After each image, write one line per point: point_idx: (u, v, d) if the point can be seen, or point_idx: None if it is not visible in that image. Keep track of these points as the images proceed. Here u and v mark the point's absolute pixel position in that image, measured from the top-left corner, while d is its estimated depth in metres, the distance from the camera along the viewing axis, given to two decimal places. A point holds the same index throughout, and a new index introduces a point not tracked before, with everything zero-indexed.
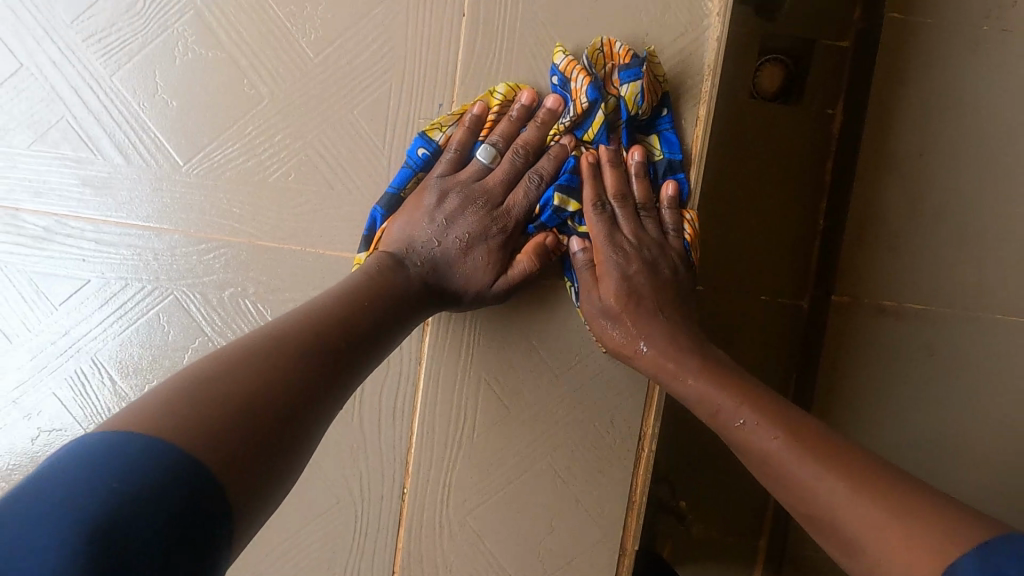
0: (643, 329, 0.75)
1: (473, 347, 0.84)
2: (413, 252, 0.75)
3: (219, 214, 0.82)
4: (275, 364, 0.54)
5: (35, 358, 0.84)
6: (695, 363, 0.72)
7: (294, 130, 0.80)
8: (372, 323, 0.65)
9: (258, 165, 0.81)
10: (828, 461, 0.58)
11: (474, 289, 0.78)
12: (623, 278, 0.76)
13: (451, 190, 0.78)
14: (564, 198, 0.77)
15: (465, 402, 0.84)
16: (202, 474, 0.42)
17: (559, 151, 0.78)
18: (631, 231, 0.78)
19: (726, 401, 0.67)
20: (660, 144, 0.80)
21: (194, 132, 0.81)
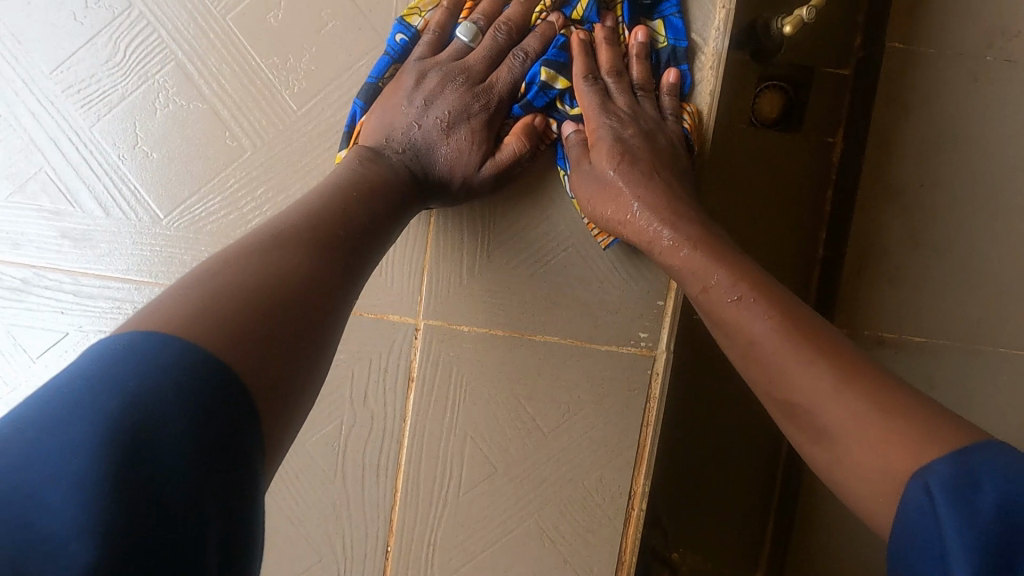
0: (637, 193, 0.70)
1: (458, 402, 0.81)
2: (394, 135, 0.73)
3: (200, 267, 0.80)
4: (283, 257, 0.53)
5: (9, 413, 0.82)
6: (692, 230, 0.67)
7: (276, 182, 0.79)
8: (378, 220, 0.64)
9: (239, 218, 0.79)
10: (827, 352, 0.55)
11: (459, 175, 0.75)
12: (617, 140, 0.72)
13: (430, 71, 0.74)
14: (551, 74, 0.75)
15: (451, 459, 0.82)
16: (227, 370, 0.43)
17: (545, 29, 0.75)
18: (626, 103, 0.75)
19: (724, 275, 0.62)
20: (664, 30, 0.77)
21: (175, 184, 0.79)
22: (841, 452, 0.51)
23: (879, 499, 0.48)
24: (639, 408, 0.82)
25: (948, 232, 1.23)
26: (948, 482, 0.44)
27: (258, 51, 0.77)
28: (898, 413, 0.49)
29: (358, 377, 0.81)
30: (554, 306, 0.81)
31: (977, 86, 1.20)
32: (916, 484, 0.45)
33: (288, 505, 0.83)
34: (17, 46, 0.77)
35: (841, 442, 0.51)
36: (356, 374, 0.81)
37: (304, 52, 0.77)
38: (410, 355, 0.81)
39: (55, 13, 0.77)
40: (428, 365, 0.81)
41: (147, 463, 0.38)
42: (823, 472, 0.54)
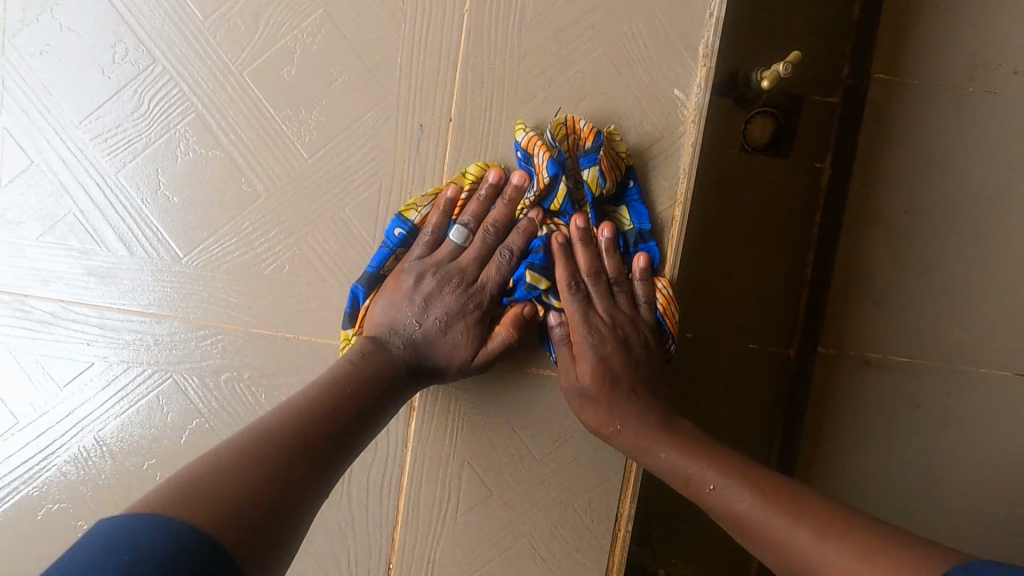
0: (619, 412, 0.79)
1: (456, 430, 0.87)
2: (394, 333, 0.79)
3: (216, 303, 0.86)
4: (279, 444, 0.59)
5: (39, 436, 0.88)
6: (663, 435, 0.77)
7: (288, 225, 0.85)
8: (366, 417, 0.70)
9: (254, 257, 0.86)
10: (796, 513, 0.63)
11: (455, 363, 0.82)
12: (599, 361, 0.79)
13: (427, 272, 0.80)
14: (537, 275, 0.80)
15: (449, 483, 0.88)
16: (217, 550, 0.47)
17: (527, 225, 0.80)
18: (604, 308, 0.80)
19: (698, 469, 0.72)
20: (629, 214, 0.83)
21: (194, 226, 0.85)
22: None
23: None
24: None
25: (928, 258, 1.27)
26: None
27: (273, 103, 0.83)
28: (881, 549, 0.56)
29: None
30: (546, 342, 0.86)
31: (959, 118, 1.24)
32: None
33: None
34: (48, 97, 0.83)
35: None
36: None
37: (315, 106, 0.83)
38: None
39: (83, 68, 0.83)
40: (429, 395, 0.87)
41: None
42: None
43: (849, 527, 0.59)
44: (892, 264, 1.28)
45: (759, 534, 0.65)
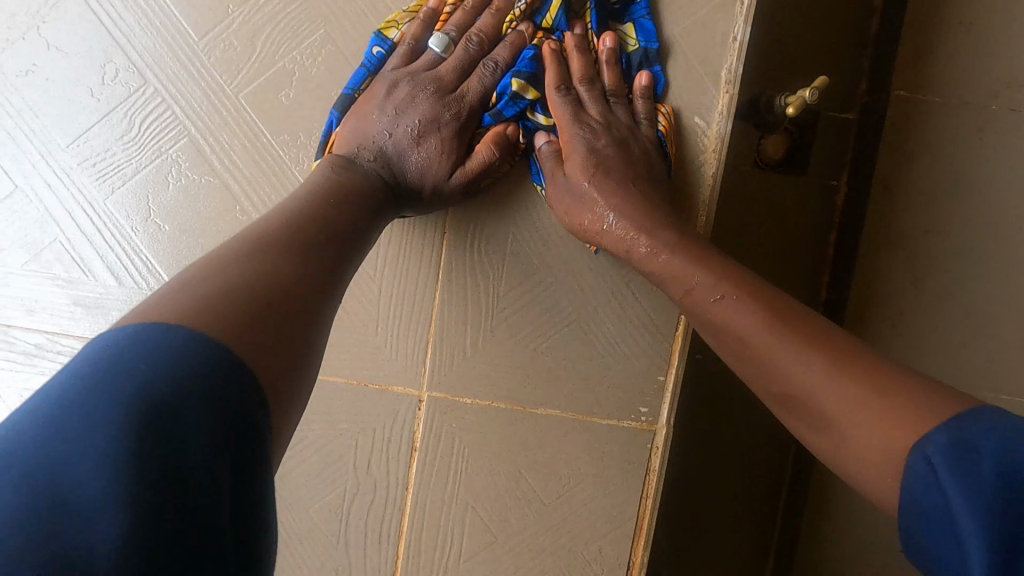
0: (610, 203, 0.72)
1: (459, 472, 0.83)
2: (365, 148, 0.74)
3: None
4: (262, 259, 0.54)
5: None
6: (670, 236, 0.69)
7: None
8: (355, 227, 0.65)
9: None
10: (812, 337, 0.58)
11: (429, 182, 0.75)
12: (590, 151, 0.74)
13: (401, 81, 0.75)
14: (523, 83, 0.75)
15: (452, 527, 0.83)
16: (227, 361, 0.45)
17: (516, 38, 0.76)
18: (599, 113, 0.76)
19: (703, 278, 0.66)
20: (635, 32, 0.78)
21: (186, 255, 0.81)
22: (841, 436, 0.53)
23: (874, 465, 0.50)
24: (639, 479, 0.82)
25: (950, 280, 1.20)
26: (947, 450, 0.45)
27: (270, 129, 0.79)
28: (892, 391, 0.51)
29: (362, 447, 0.82)
30: (556, 381, 0.82)
31: (982, 137, 1.16)
32: (916, 456, 0.47)
33: (293, 570, 0.84)
34: (34, 120, 0.79)
35: (833, 418, 0.53)
36: (360, 444, 0.82)
37: (313, 131, 0.79)
38: (414, 425, 0.82)
39: (71, 89, 0.79)
40: (432, 436, 0.82)
41: (166, 441, 0.40)
42: (818, 450, 0.56)
43: (868, 364, 0.54)
44: (911, 286, 1.22)
45: (764, 362, 0.59)
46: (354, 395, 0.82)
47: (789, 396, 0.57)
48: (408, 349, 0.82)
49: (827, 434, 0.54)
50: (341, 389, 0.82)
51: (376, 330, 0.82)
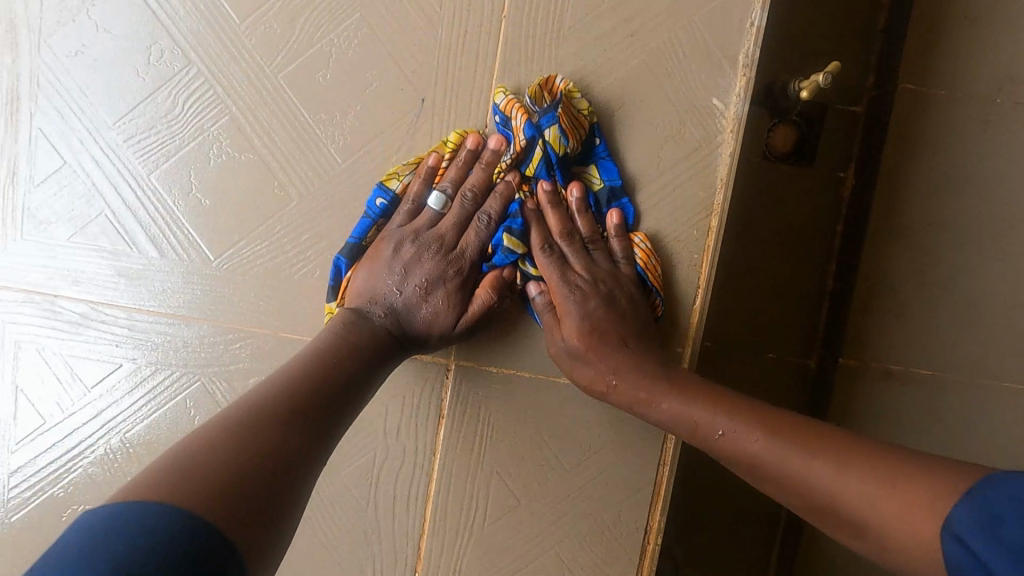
0: (612, 366, 0.76)
1: (485, 439, 0.86)
2: (375, 303, 0.79)
3: (244, 308, 0.86)
4: (261, 425, 0.58)
5: (67, 437, 0.88)
6: (665, 385, 0.74)
7: (321, 230, 0.84)
8: (348, 386, 0.69)
9: (285, 261, 0.85)
10: (810, 448, 0.62)
11: (437, 330, 0.80)
12: (583, 316, 0.77)
13: (406, 239, 0.80)
14: (514, 241, 0.79)
15: (477, 492, 0.87)
16: (208, 523, 0.47)
17: (504, 188, 0.81)
18: (582, 267, 0.80)
19: (704, 413, 0.70)
20: (599, 172, 0.82)
21: (226, 228, 0.85)
22: (879, 531, 0.56)
23: (916, 552, 0.53)
24: (657, 446, 0.86)
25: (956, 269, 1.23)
26: (974, 525, 0.49)
27: (307, 107, 0.83)
28: (902, 476, 0.55)
29: (391, 414, 0.86)
30: None
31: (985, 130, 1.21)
32: (947, 537, 0.50)
33: (324, 532, 0.88)
34: (82, 98, 0.83)
35: (864, 516, 0.57)
36: (389, 410, 0.86)
37: (347, 111, 0.83)
38: (441, 393, 0.86)
39: (118, 70, 0.83)
40: (458, 404, 0.86)
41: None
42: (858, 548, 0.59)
43: (865, 462, 0.58)
44: (913, 276, 1.25)
45: (774, 477, 0.64)
46: None
47: (813, 504, 0.61)
48: None
49: (865, 535, 0.57)
50: None
51: None
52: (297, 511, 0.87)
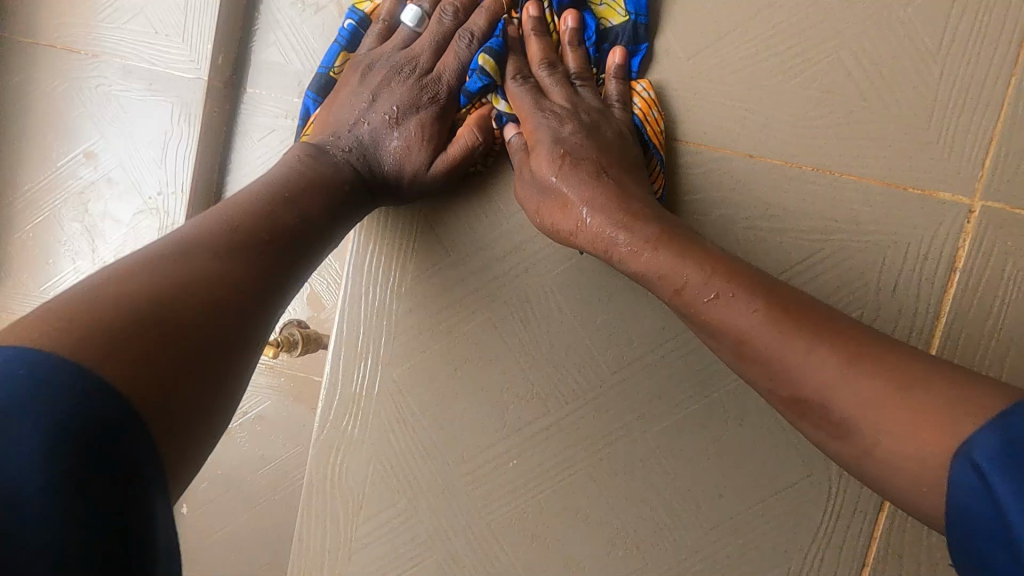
0: (585, 195, 0.63)
1: (1008, 302, 0.68)
2: (337, 140, 0.71)
3: (715, 126, 0.71)
4: (194, 275, 0.50)
5: (477, 276, 0.75)
6: (652, 230, 0.58)
7: (825, 28, 0.68)
8: (290, 243, 0.60)
9: (775, 65, 0.69)
10: (823, 333, 0.49)
11: (408, 175, 0.72)
12: (556, 140, 0.66)
13: (376, 62, 0.74)
14: (490, 62, 0.70)
15: (989, 370, 0.69)
16: (109, 385, 0.40)
17: (493, 4, 0.73)
18: (563, 98, 0.69)
19: (696, 273, 0.55)
20: (623, 2, 0.71)
21: (703, 25, 0.71)
22: (869, 440, 0.45)
23: (913, 472, 0.42)
24: None
25: None
26: (994, 451, 0.38)
27: None
28: (919, 385, 0.44)
29: (890, 264, 0.69)
30: None
31: None
32: (961, 463, 0.40)
33: None
34: None
35: (858, 426, 0.45)
36: (887, 259, 0.69)
37: None
38: (958, 241, 0.68)
39: None
40: (980, 255, 0.68)
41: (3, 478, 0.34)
42: (833, 453, 0.48)
43: (909, 368, 0.45)
44: None
45: (764, 361, 0.50)
46: (881, 199, 0.69)
47: (798, 395, 0.49)
48: (959, 151, 0.68)
49: (847, 439, 0.46)
50: (875, 194, 0.69)
51: (926, 124, 0.68)
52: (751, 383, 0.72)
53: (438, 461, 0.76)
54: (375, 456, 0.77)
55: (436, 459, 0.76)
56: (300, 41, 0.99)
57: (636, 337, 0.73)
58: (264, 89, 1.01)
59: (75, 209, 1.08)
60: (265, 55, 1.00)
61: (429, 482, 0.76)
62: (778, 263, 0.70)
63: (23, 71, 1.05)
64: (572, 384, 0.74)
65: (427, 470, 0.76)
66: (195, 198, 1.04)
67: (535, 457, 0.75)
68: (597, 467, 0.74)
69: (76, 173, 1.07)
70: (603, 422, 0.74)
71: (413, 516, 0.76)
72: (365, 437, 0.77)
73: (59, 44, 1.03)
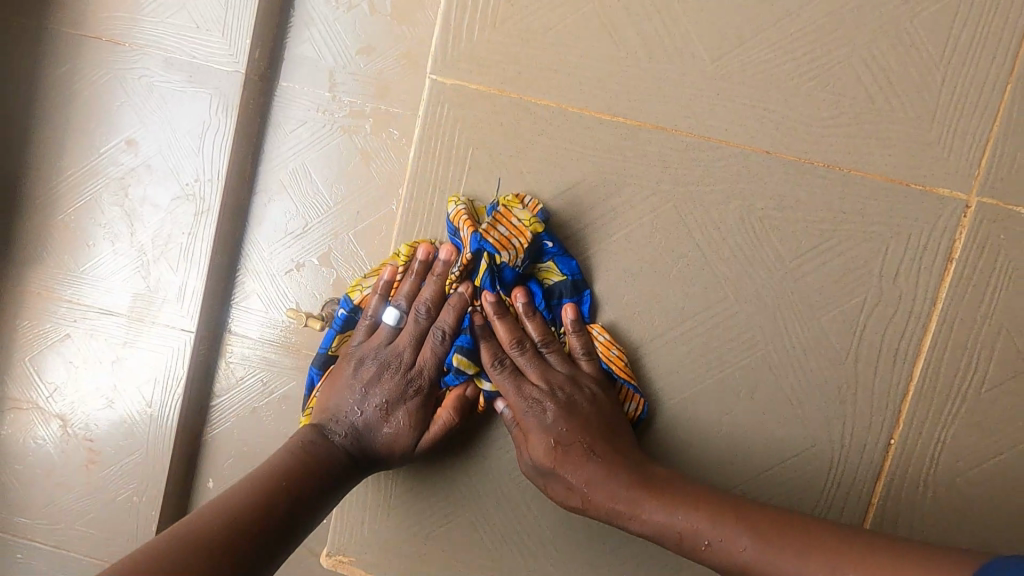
0: (583, 480, 0.72)
1: (997, 291, 0.75)
2: (336, 423, 0.78)
3: (736, 124, 0.77)
4: (229, 537, 0.59)
5: None
6: (644, 493, 0.69)
7: (840, 36, 0.75)
8: (308, 498, 0.69)
9: (792, 69, 0.76)
10: (796, 555, 0.61)
11: (399, 449, 0.79)
12: (546, 432, 0.73)
13: (367, 355, 0.79)
14: (464, 360, 0.77)
15: (978, 352, 0.76)
16: None
17: (458, 300, 0.76)
18: (538, 376, 0.75)
19: (688, 521, 0.66)
20: (559, 268, 0.78)
21: (730, 28, 0.76)
22: None
23: None
24: None
25: None
26: None
27: None
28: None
29: (892, 254, 0.76)
30: None
31: None
32: None
33: (789, 385, 0.78)
34: None
35: None
36: (890, 249, 0.76)
37: None
38: (955, 233, 0.75)
39: None
40: (975, 247, 0.75)
41: None
42: None
43: (870, 559, 0.58)
44: None
45: None
46: (885, 195, 0.75)
47: None
48: (958, 151, 0.74)
49: None
50: (880, 188, 0.75)
51: (929, 126, 0.74)
52: (765, 362, 0.78)
53: (471, 429, 0.83)
54: None
55: (471, 426, 0.83)
56: (333, 38, 1.07)
57: (660, 316, 0.79)
58: (296, 83, 1.08)
59: (115, 194, 1.10)
60: (299, 51, 1.08)
61: (465, 447, 0.83)
62: (789, 250, 0.77)
63: (72, 60, 1.09)
64: None
65: (459, 437, 0.83)
66: (229, 184, 1.07)
67: None
68: None
69: (118, 160, 1.09)
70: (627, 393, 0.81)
71: (448, 478, 0.83)
72: None
73: (104, 37, 1.08)
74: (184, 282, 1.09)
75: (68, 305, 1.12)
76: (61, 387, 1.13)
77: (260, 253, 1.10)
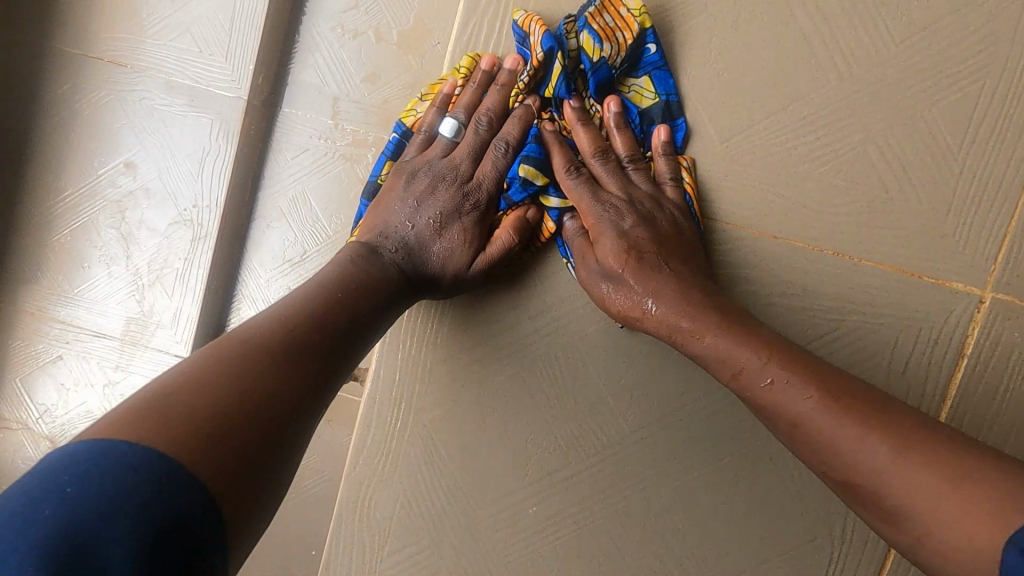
0: (649, 289, 0.67)
1: (1012, 388, 0.72)
2: (386, 239, 0.73)
3: (745, 205, 0.74)
4: (255, 368, 0.52)
5: (510, 333, 0.79)
6: (712, 319, 0.63)
7: (856, 120, 0.72)
8: (347, 329, 0.63)
9: (805, 152, 0.73)
10: (870, 422, 0.52)
11: (451, 270, 0.74)
12: (619, 235, 0.69)
13: (420, 170, 0.76)
14: (531, 169, 0.73)
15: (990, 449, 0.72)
16: (180, 467, 0.42)
17: (523, 112, 0.75)
18: (618, 187, 0.72)
19: (752, 359, 0.59)
20: (652, 86, 0.74)
21: (742, 108, 0.74)
22: (922, 529, 0.47)
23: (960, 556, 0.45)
24: None
25: None
26: None
27: None
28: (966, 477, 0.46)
29: (902, 346, 0.73)
30: None
31: None
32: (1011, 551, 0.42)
33: (790, 475, 0.76)
34: None
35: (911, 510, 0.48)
36: (900, 340, 0.73)
37: None
38: (968, 328, 0.72)
39: None
40: (987, 344, 0.72)
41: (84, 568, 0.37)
42: (893, 540, 0.50)
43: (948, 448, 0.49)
44: None
45: (816, 441, 0.54)
46: (897, 283, 0.73)
47: (848, 479, 0.52)
48: (976, 244, 0.71)
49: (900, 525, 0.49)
50: (891, 280, 0.73)
51: (946, 217, 0.72)
52: (766, 450, 0.76)
53: (458, 506, 0.80)
54: (403, 492, 0.81)
55: (461, 500, 0.80)
56: (337, 65, 1.03)
57: (658, 399, 0.77)
58: (299, 108, 1.04)
59: (111, 217, 1.07)
60: (303, 76, 1.04)
61: (454, 520, 0.81)
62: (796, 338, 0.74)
63: (72, 79, 1.06)
64: (589, 441, 0.78)
65: (446, 514, 0.81)
66: (228, 214, 1.05)
67: (554, 506, 0.79)
68: (612, 519, 0.78)
69: (116, 182, 1.07)
70: (623, 476, 0.78)
71: (435, 552, 0.81)
72: (394, 476, 0.81)
73: (105, 57, 1.05)
74: (179, 307, 1.07)
75: (61, 327, 1.10)
76: (52, 409, 1.11)
77: (254, 282, 1.07)
